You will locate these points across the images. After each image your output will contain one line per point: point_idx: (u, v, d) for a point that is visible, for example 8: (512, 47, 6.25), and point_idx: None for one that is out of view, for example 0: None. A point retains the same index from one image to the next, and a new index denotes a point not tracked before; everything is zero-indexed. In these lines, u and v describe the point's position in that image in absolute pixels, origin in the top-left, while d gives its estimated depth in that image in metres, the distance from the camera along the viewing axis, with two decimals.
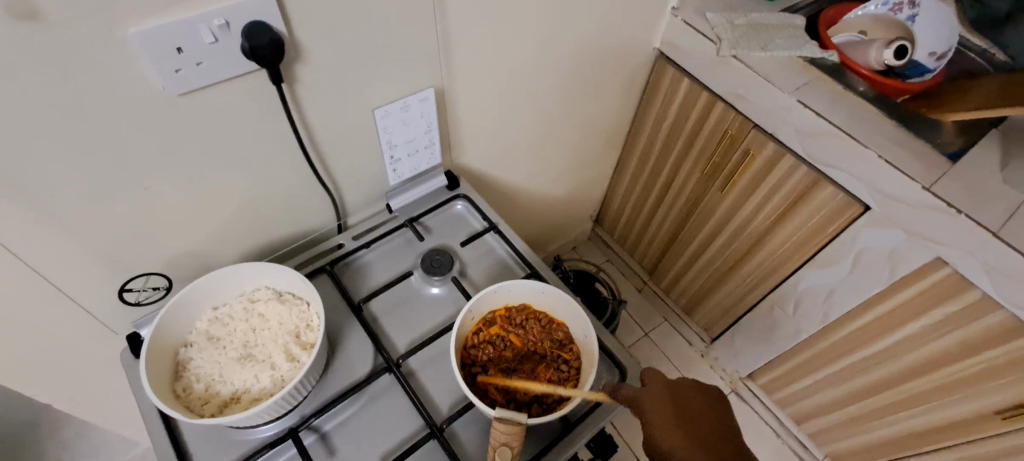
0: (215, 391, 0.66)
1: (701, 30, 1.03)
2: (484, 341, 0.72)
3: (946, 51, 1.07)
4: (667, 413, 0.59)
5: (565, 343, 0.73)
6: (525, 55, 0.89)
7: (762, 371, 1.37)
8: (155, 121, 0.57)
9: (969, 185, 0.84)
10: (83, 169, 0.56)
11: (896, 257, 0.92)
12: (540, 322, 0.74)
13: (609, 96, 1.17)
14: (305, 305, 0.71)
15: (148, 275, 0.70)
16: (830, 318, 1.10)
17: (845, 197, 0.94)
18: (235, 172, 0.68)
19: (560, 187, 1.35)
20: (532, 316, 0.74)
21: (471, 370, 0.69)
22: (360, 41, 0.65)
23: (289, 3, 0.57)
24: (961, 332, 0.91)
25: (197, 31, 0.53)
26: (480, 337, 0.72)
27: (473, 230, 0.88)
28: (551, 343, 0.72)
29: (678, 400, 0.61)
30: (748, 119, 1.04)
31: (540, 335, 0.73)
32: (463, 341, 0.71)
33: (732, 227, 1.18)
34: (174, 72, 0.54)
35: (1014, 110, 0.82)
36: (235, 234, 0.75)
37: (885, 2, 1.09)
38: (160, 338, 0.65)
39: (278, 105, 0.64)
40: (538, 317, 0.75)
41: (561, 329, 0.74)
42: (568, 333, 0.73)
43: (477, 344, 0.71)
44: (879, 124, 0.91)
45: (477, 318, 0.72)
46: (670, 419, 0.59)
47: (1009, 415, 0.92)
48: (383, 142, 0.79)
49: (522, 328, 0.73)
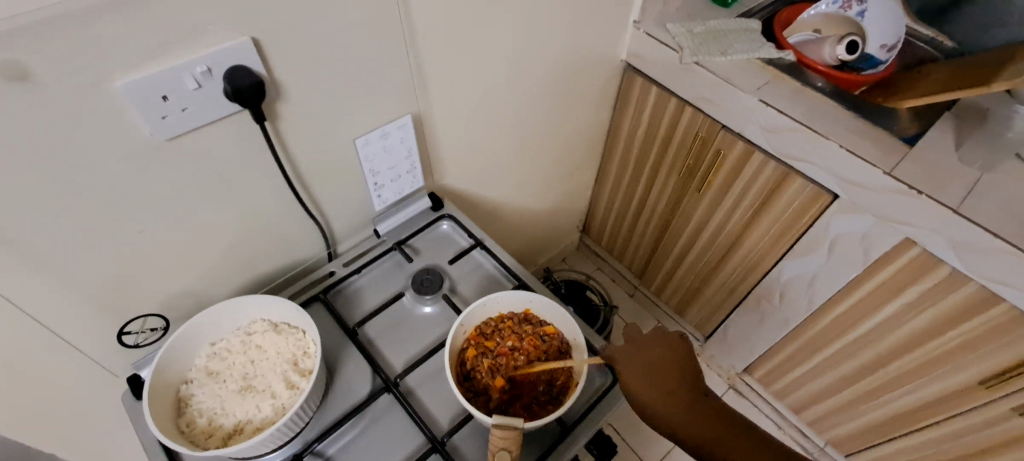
0: (218, 424, 0.67)
1: (663, 40, 1.08)
2: (475, 369, 0.72)
3: (895, 43, 1.10)
4: (642, 373, 0.56)
5: (539, 329, 0.76)
6: (495, 77, 0.92)
7: (757, 364, 1.39)
8: (146, 166, 0.59)
9: (927, 167, 0.89)
10: (79, 218, 0.58)
11: (868, 240, 0.96)
12: (513, 322, 0.76)
13: (582, 108, 1.21)
14: (301, 334, 0.73)
15: (146, 316, 0.72)
16: (814, 306, 1.13)
17: (814, 188, 0.98)
18: (226, 210, 0.70)
19: (544, 200, 1.39)
20: (502, 321, 0.76)
21: (482, 400, 0.70)
22: (337, 76, 0.69)
23: (268, 47, 0.60)
24: (937, 308, 0.94)
25: (180, 79, 0.56)
26: (468, 367, 0.72)
27: (459, 248, 0.91)
28: (530, 335, 0.75)
29: (655, 356, 0.57)
30: (716, 121, 1.08)
31: (520, 331, 0.75)
32: (455, 376, 0.71)
33: (712, 226, 1.22)
34: (161, 119, 0.57)
35: (961, 93, 0.87)
36: (228, 270, 0.77)
37: (834, 1, 1.14)
38: (161, 376, 0.67)
39: (262, 142, 0.67)
40: (506, 319, 0.76)
41: (535, 320, 0.77)
42: (536, 318, 0.77)
43: (470, 374, 0.72)
44: (837, 117, 0.96)
45: (453, 352, 0.73)
46: (643, 378, 0.56)
47: (992, 384, 0.95)
48: (366, 170, 0.82)
49: (499, 337, 0.74)
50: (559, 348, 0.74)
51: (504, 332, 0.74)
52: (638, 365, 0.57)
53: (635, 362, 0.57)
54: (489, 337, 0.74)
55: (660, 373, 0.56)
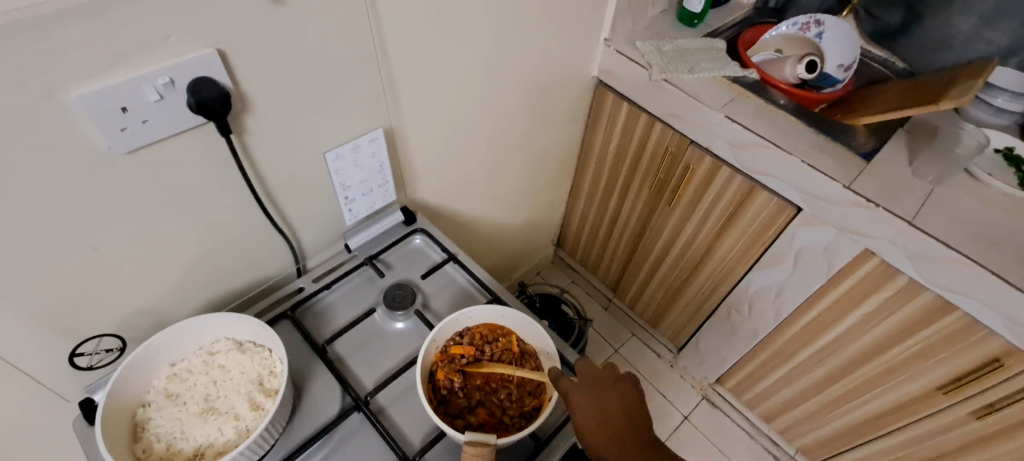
0: (177, 449, 0.64)
1: (633, 58, 1.10)
2: (448, 392, 0.71)
3: (852, 63, 1.17)
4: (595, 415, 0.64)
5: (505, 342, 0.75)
6: (466, 91, 0.93)
7: (728, 375, 1.42)
8: (103, 180, 0.57)
9: (883, 181, 0.93)
10: (27, 235, 0.55)
11: (830, 252, 0.99)
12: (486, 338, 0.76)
13: (555, 122, 1.23)
14: (266, 352, 0.71)
15: (100, 337, 0.69)
16: (781, 316, 1.16)
17: (779, 201, 1.01)
18: (188, 225, 0.68)
19: (518, 214, 1.39)
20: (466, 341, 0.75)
21: (460, 420, 0.69)
22: (306, 87, 0.68)
23: (234, 59, 0.59)
24: (896, 316, 0.97)
25: (141, 90, 0.54)
26: (441, 390, 0.71)
27: (432, 262, 0.90)
28: (497, 349, 0.74)
29: (604, 390, 0.66)
30: (684, 136, 1.10)
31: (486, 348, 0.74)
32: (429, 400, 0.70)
33: (682, 239, 1.25)
34: (119, 131, 0.55)
35: (914, 111, 0.92)
36: (190, 287, 0.74)
37: (794, 23, 1.20)
38: (116, 399, 0.63)
39: (229, 156, 0.66)
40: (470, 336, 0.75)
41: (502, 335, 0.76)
42: (501, 333, 0.76)
43: (445, 397, 0.70)
44: (799, 133, 1.00)
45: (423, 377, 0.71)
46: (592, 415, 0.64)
47: (948, 390, 0.99)
48: (336, 184, 0.81)
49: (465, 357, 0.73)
50: (529, 359, 0.74)
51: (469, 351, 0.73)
52: (587, 397, 0.64)
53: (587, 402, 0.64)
54: (456, 358, 0.73)
55: (609, 412, 0.64)
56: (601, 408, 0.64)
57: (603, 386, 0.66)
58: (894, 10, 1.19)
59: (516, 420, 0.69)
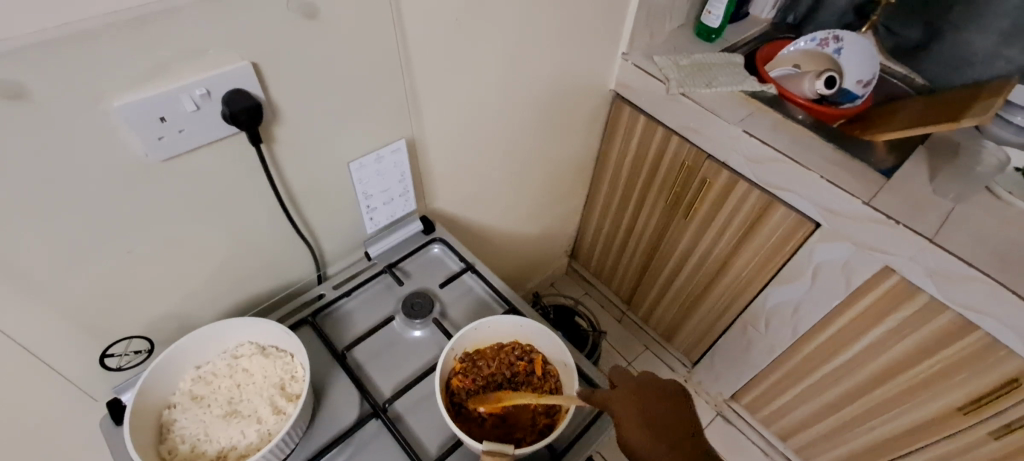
0: (201, 451, 0.65)
1: (650, 72, 1.12)
2: (468, 403, 0.72)
3: (871, 79, 1.17)
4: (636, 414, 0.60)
5: (524, 357, 0.76)
6: (485, 103, 0.94)
7: (743, 391, 1.40)
8: (139, 187, 0.59)
9: (902, 198, 0.92)
10: (66, 238, 0.57)
11: (850, 268, 0.98)
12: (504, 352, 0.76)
13: (573, 134, 1.24)
14: (289, 357, 0.72)
15: (129, 338, 0.70)
16: (799, 332, 1.14)
17: (797, 216, 1.01)
18: (216, 231, 0.70)
19: (533, 225, 1.40)
20: (484, 356, 0.76)
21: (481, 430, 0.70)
22: (332, 98, 0.69)
23: (266, 71, 0.61)
24: (917, 335, 0.96)
25: (179, 101, 0.56)
26: (460, 401, 0.72)
27: (450, 271, 0.91)
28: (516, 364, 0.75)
29: (649, 392, 0.62)
30: (701, 150, 1.11)
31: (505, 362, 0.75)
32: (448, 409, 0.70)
33: (698, 252, 1.24)
34: (157, 140, 0.57)
35: (935, 127, 0.91)
36: (216, 291, 0.76)
37: (812, 38, 1.20)
38: (143, 401, 0.65)
39: (258, 165, 0.68)
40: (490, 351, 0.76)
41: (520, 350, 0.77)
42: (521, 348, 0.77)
43: (465, 408, 0.71)
44: (817, 148, 1.00)
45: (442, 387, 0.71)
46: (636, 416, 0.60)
47: (969, 410, 0.97)
48: (358, 193, 0.83)
49: (484, 370, 0.74)
50: (547, 375, 0.75)
51: (487, 366, 0.74)
52: (633, 403, 0.61)
53: (626, 403, 0.62)
54: (474, 370, 0.74)
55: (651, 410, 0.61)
56: (644, 408, 0.61)
57: (648, 386, 0.63)
58: (913, 27, 1.19)
59: (535, 435, 0.68)
